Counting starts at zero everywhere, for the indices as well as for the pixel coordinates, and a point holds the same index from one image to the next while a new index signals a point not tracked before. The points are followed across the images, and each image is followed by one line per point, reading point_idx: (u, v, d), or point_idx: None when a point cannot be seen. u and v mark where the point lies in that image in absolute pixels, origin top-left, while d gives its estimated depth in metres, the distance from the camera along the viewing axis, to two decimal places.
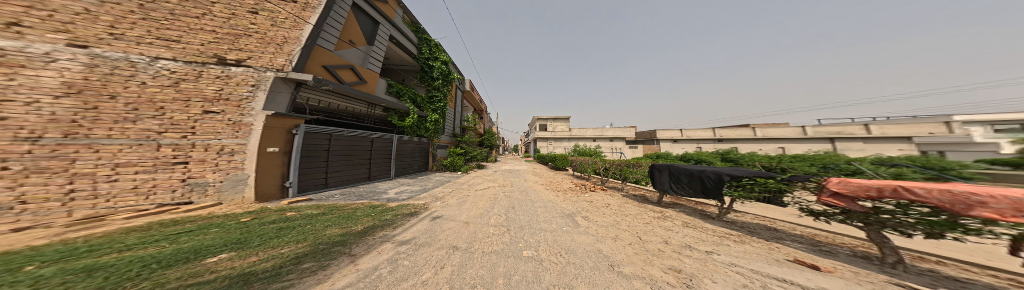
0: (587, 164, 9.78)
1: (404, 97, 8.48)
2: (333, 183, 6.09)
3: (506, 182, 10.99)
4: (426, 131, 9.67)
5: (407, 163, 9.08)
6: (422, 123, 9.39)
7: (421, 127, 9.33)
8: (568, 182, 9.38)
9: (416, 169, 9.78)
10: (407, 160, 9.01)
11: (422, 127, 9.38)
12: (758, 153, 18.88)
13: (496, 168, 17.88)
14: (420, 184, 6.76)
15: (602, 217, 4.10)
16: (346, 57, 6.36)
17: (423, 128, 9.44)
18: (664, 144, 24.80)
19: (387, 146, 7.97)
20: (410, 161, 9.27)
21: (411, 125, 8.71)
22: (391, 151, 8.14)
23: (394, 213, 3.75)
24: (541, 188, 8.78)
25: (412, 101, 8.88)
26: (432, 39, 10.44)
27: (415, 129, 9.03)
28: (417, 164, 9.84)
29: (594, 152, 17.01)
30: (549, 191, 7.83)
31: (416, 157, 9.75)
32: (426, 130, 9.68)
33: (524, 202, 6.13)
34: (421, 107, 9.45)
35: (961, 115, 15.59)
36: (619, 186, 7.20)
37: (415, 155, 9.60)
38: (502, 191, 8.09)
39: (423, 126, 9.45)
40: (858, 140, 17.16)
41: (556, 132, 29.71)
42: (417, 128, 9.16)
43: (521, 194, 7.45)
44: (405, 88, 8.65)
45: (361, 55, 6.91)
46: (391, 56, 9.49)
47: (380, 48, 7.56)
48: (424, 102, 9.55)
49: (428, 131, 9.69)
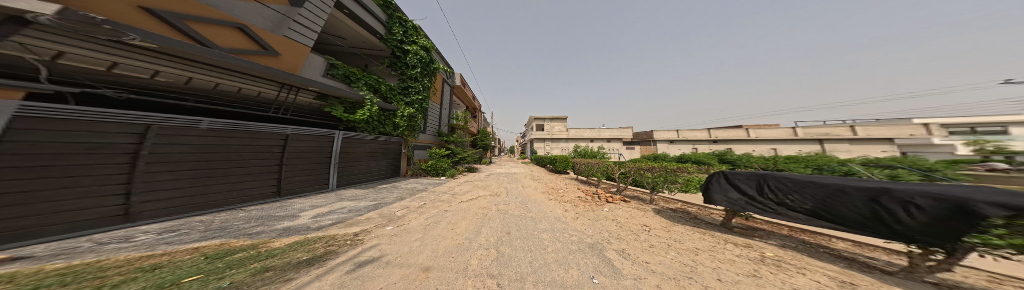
0: (594, 167, 8.35)
1: (362, 83, 6.42)
2: (143, 215, 3.03)
3: (500, 189, 9.28)
4: (395, 129, 7.60)
5: (359, 168, 6.87)
6: (388, 118, 7.30)
7: (386, 123, 7.21)
8: (574, 189, 7.85)
9: (380, 175, 7.69)
10: (359, 163, 6.87)
11: (388, 123, 7.29)
12: (753, 155, 18.85)
13: (488, 171, 16.10)
14: (373, 197, 4.75)
15: (650, 253, 2.54)
16: (223, 6, 3.55)
17: (389, 124, 7.36)
18: (661, 145, 24.53)
19: (314, 145, 5.59)
20: (365, 166, 7.09)
21: (371, 120, 6.60)
22: (324, 152, 5.84)
23: (260, 266, 1.81)
24: (543, 198, 7.13)
25: (373, 89, 6.80)
26: (408, 20, 8.62)
27: (379, 126, 6.93)
28: (381, 168, 7.77)
29: (596, 154, 15.79)
30: (553, 204, 6.21)
31: (380, 160, 7.66)
32: (395, 127, 7.61)
33: (523, 222, 4.47)
34: (389, 99, 7.47)
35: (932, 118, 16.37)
36: (639, 195, 5.79)
37: (377, 157, 7.50)
38: (495, 204, 6.35)
39: (391, 122, 7.41)
40: (844, 141, 17.37)
41: (552, 134, 28.65)
42: (382, 125, 7.08)
43: (517, 208, 5.76)
44: (360, 72, 6.53)
45: (266, 13, 4.26)
46: (351, 34, 7.50)
47: (313, 14, 5.25)
48: (391, 92, 7.49)
49: (398, 128, 7.65)
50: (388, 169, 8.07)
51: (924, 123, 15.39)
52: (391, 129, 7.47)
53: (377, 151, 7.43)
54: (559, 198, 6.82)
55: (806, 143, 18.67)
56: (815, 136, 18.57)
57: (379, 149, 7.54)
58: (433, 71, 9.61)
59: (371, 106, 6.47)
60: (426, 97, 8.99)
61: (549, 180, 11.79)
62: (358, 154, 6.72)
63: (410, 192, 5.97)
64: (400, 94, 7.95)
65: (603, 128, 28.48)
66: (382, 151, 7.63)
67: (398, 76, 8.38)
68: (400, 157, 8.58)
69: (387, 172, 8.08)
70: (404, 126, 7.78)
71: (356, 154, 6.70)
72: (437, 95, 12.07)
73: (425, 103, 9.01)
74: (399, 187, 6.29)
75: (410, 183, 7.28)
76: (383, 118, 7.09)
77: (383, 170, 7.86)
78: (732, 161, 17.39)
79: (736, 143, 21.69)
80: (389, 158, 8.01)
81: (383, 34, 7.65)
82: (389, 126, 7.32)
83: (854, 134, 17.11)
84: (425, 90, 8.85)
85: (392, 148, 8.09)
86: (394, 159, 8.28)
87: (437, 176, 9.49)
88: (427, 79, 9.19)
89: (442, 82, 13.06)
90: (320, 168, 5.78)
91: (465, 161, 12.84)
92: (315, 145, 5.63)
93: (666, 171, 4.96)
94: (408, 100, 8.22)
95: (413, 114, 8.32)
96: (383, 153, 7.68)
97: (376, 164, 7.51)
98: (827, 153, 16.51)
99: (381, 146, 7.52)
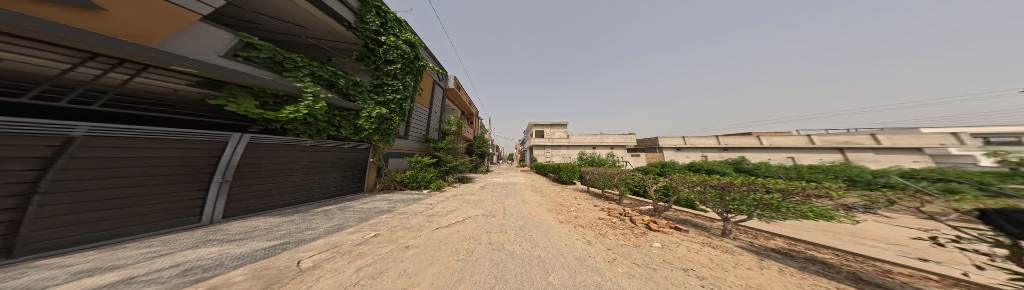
0: (613, 178, 6.69)
1: (304, 73, 4.75)
2: None
3: (495, 206, 7.45)
4: (358, 133, 5.84)
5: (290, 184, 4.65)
6: (346, 119, 5.52)
7: (343, 125, 5.38)
8: (590, 206, 6.14)
9: (335, 191, 5.77)
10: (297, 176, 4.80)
11: (347, 126, 5.48)
12: (770, 163, 17.44)
13: (485, 181, 14.28)
14: (290, 228, 3.01)
15: None
16: None
17: (348, 127, 5.54)
18: (668, 153, 23.18)
19: (178, 154, 3.02)
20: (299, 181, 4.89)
21: (318, 120, 4.73)
22: (202, 166, 3.29)
23: None
24: (552, 221, 5.35)
25: (322, 82, 5.13)
26: (388, 10, 7.56)
27: (331, 129, 5.06)
28: (340, 180, 5.93)
29: (604, 161, 14.12)
30: (569, 233, 4.43)
31: (337, 169, 5.80)
32: (358, 131, 5.87)
33: (525, 271, 2.73)
34: (352, 96, 5.93)
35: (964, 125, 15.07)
36: (687, 220, 4.12)
37: (330, 167, 5.61)
38: (485, 232, 4.52)
39: (353, 123, 5.67)
40: (868, 149, 16.00)
41: (553, 141, 27.35)
42: (336, 127, 5.24)
43: (517, 242, 3.96)
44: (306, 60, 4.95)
45: None
46: (313, 22, 6.23)
47: None
48: (353, 88, 5.94)
49: (362, 132, 5.86)
50: (351, 180, 6.25)
51: (956, 132, 14.16)
52: (351, 134, 5.66)
53: (331, 158, 5.55)
54: (574, 221, 5.06)
55: (825, 151, 17.37)
56: (835, 144, 17.31)
57: (336, 155, 5.70)
58: (415, 68, 8.30)
59: (314, 102, 4.56)
60: (404, 96, 7.48)
61: (554, 193, 9.99)
62: (298, 162, 4.79)
63: (365, 215, 4.22)
64: (367, 91, 6.38)
65: (606, 135, 27.25)
66: (341, 157, 5.86)
67: (370, 71, 6.99)
68: (368, 167, 6.81)
69: (348, 187, 6.24)
70: (371, 129, 6.11)
71: (291, 165, 4.65)
72: (424, 96, 10.66)
73: (403, 103, 7.50)
74: (352, 207, 4.52)
75: (375, 200, 5.49)
76: (339, 119, 5.29)
77: (344, 181, 6.01)
78: (750, 170, 16.00)
79: (748, 151, 20.43)
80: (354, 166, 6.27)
81: (352, 22, 6.36)
82: (348, 129, 5.50)
83: (878, 142, 15.80)
84: (404, 88, 7.49)
85: (358, 155, 6.36)
86: (362, 167, 6.55)
87: (417, 190, 7.71)
88: (406, 77, 7.80)
89: (432, 83, 11.76)
90: (176, 197, 3.02)
91: (456, 171, 11.10)
92: (183, 155, 3.07)
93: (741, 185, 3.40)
94: (380, 100, 6.71)
95: (386, 116, 6.70)
96: (343, 160, 5.90)
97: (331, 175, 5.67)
98: (853, 162, 15.08)
99: (341, 153, 5.79)
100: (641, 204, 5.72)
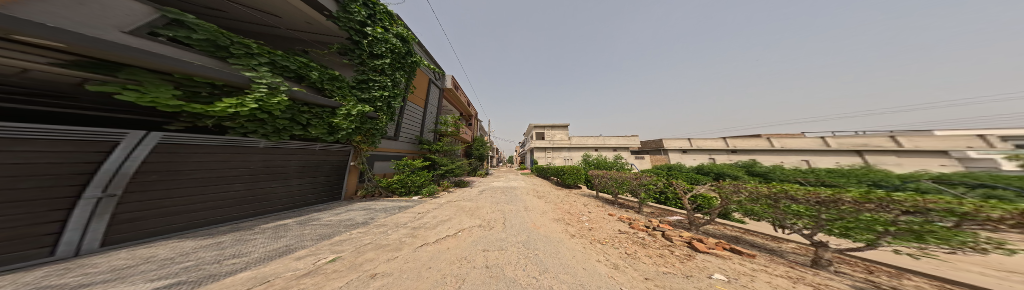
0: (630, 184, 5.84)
1: (261, 62, 3.96)
2: None
3: (494, 215, 6.57)
4: (332, 133, 5.02)
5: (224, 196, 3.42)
6: (317, 117, 4.71)
7: (313, 123, 4.56)
8: (604, 216, 5.29)
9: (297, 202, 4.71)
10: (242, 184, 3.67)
11: (317, 124, 4.66)
12: (783, 167, 16.64)
13: (484, 185, 13.39)
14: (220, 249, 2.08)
15: None
16: None
17: (319, 126, 4.71)
18: (673, 155, 22.40)
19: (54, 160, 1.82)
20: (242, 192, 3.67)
21: (275, 117, 3.88)
22: (69, 176, 1.92)
23: None
24: (561, 235, 4.47)
25: (286, 73, 4.36)
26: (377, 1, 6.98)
27: (294, 128, 4.24)
28: (310, 187, 4.99)
29: (611, 164, 13.26)
30: (585, 252, 3.56)
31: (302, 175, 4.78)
32: (333, 131, 5.05)
33: None
34: (326, 90, 5.18)
35: (995, 128, 14.13)
36: (736, 238, 3.26)
37: (292, 172, 4.55)
38: (480, 252, 3.66)
39: (326, 121, 4.83)
40: (889, 153, 15.09)
41: (555, 143, 26.57)
42: (303, 126, 4.43)
43: (521, 265, 3.08)
44: (264, 49, 4.19)
45: None
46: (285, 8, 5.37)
47: None
48: (329, 82, 5.20)
49: (337, 132, 5.02)
50: (325, 186, 5.37)
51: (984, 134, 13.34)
52: (323, 134, 4.84)
53: (295, 162, 4.56)
54: (588, 235, 4.21)
55: (841, 154, 16.54)
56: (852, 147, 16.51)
57: (303, 158, 4.71)
58: (407, 64, 7.64)
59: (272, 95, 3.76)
60: (393, 94, 6.73)
61: (559, 199, 9.13)
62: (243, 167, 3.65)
63: (332, 231, 3.23)
64: (348, 87, 5.63)
65: (610, 137, 26.55)
66: (313, 161, 4.96)
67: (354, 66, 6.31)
68: (348, 171, 5.94)
69: (319, 196, 5.24)
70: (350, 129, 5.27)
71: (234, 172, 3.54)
72: (418, 96, 9.97)
73: (391, 101, 6.73)
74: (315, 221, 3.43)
75: (350, 210, 4.60)
76: (306, 116, 4.47)
77: (314, 188, 5.10)
78: (764, 174, 15.17)
79: (759, 153, 19.66)
80: (330, 170, 5.41)
81: (334, 12, 5.71)
82: (319, 128, 4.69)
83: (900, 145, 14.96)
84: (392, 84, 6.78)
85: (335, 158, 5.47)
86: (341, 170, 5.70)
87: (406, 196, 6.85)
88: (396, 73, 7.11)
89: (427, 83, 11.10)
90: (2, 226, 1.56)
91: (452, 174, 10.27)
92: (62, 160, 1.88)
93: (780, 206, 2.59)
94: (363, 96, 5.94)
95: (370, 114, 5.91)
96: (314, 164, 4.98)
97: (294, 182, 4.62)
98: (873, 166, 14.26)
99: (313, 155, 4.90)
100: (666, 214, 4.85)
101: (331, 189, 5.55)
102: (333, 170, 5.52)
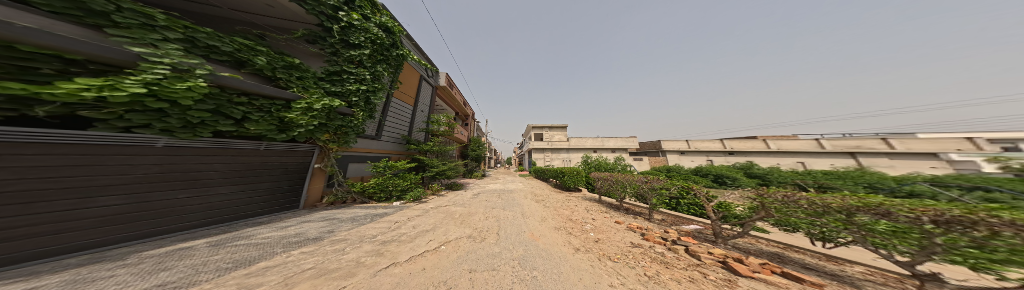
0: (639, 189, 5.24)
1: (168, 38, 2.78)
2: None
3: (488, 224, 5.83)
4: (286, 130, 3.69)
5: (101, 224, 2.00)
6: (261, 111, 3.40)
7: (254, 117, 3.23)
8: (609, 224, 4.66)
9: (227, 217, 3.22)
10: (113, 198, 2.07)
11: (260, 119, 3.33)
12: (780, 169, 16.64)
13: (480, 188, 12.63)
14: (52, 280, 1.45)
15: None
16: None
17: (263, 122, 3.37)
18: (671, 156, 22.29)
19: None
20: (129, 217, 2.20)
21: (187, 107, 2.47)
22: None
23: None
24: (564, 250, 3.79)
25: (215, 57, 3.28)
26: None
27: (222, 123, 2.85)
28: (245, 199, 3.44)
29: (612, 165, 12.78)
30: (592, 272, 2.88)
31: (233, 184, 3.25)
32: (285, 128, 3.72)
33: None
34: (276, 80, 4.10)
35: (982, 131, 14.44)
36: (777, 254, 2.66)
37: (214, 181, 3.01)
38: (465, 273, 2.90)
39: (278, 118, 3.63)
40: (882, 155, 15.23)
41: (553, 143, 26.12)
42: (237, 121, 3.07)
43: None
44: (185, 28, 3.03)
45: None
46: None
47: None
48: (284, 71, 4.19)
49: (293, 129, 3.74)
50: (271, 197, 3.85)
51: (972, 137, 13.58)
52: (269, 131, 3.48)
53: (220, 166, 3.04)
54: (595, 248, 3.57)
55: (836, 156, 16.67)
56: (846, 149, 16.70)
57: (235, 160, 3.22)
58: (392, 57, 6.90)
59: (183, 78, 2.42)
60: (372, 88, 5.95)
61: (559, 203, 8.49)
62: (130, 176, 2.18)
63: (261, 253, 2.47)
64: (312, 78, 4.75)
65: (608, 138, 26.32)
66: (251, 163, 3.45)
67: (325, 56, 5.51)
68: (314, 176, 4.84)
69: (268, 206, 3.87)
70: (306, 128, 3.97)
71: (99, 179, 1.96)
72: (406, 92, 9.19)
73: (370, 95, 5.90)
74: (242, 239, 2.67)
75: (304, 220, 3.75)
76: (245, 109, 3.14)
77: (250, 202, 3.54)
78: (761, 175, 15.14)
79: (755, 155, 19.76)
80: (280, 174, 3.97)
81: None
82: (262, 124, 3.34)
83: (893, 148, 15.16)
84: (371, 77, 6.00)
85: (289, 159, 4.04)
86: (299, 174, 4.32)
87: (385, 202, 6.03)
88: (377, 66, 6.33)
89: (419, 79, 10.30)
90: None
91: (444, 176, 9.46)
92: None
93: (859, 225, 1.92)
94: (334, 89, 5.06)
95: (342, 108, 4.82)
96: (252, 168, 3.48)
97: (220, 195, 3.08)
98: (868, 168, 14.34)
99: (253, 156, 3.44)
100: (681, 223, 4.25)
101: (283, 200, 4.11)
102: (286, 174, 4.07)
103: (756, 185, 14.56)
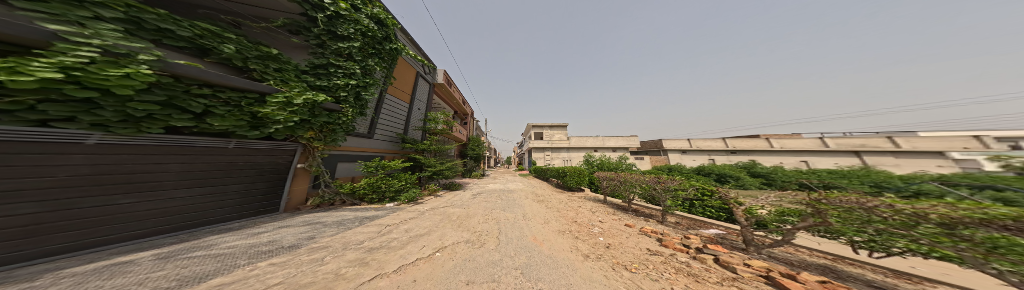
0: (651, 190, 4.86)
1: (102, 17, 2.07)
2: None
3: (487, 227, 5.45)
4: (261, 127, 3.25)
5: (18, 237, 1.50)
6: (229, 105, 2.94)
7: (219, 112, 2.77)
8: (618, 228, 4.28)
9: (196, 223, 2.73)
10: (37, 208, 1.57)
11: (227, 114, 2.86)
12: (783, 168, 16.42)
13: (479, 188, 12.25)
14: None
15: None
16: None
17: (230, 117, 2.90)
18: (673, 155, 22.02)
19: None
20: (52, 231, 1.68)
21: (125, 98, 2.00)
22: None
23: None
24: (572, 257, 3.42)
25: (170, 43, 2.63)
26: None
27: (177, 117, 2.38)
28: (207, 205, 2.88)
29: (615, 165, 12.44)
30: (606, 283, 2.49)
31: (193, 187, 2.72)
32: (260, 125, 3.27)
33: None
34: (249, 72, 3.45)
35: (989, 129, 14.21)
36: (818, 264, 2.32)
37: (168, 185, 2.47)
38: (460, 286, 2.49)
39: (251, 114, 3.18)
40: (887, 153, 15.03)
41: (553, 142, 25.78)
42: (197, 116, 2.60)
43: None
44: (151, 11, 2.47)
45: None
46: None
47: None
48: (261, 62, 3.58)
49: (270, 126, 3.32)
50: (240, 202, 3.29)
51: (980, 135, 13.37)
52: (237, 126, 2.98)
53: (175, 167, 2.51)
54: (607, 256, 3.19)
55: (840, 155, 16.46)
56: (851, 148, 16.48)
57: (194, 160, 2.67)
58: (385, 51, 6.52)
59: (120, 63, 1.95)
60: (364, 83, 5.61)
61: (562, 204, 8.16)
62: (49, 180, 1.66)
63: (216, 268, 2.07)
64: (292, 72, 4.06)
65: (609, 137, 26.02)
66: (214, 164, 2.90)
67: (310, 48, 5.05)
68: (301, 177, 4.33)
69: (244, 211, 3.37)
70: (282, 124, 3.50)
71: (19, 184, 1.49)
72: (402, 89, 8.77)
73: (360, 90, 5.52)
74: (198, 250, 2.28)
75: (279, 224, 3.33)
76: (207, 102, 2.68)
77: (214, 208, 2.96)
78: (765, 175, 14.90)
79: (758, 154, 19.55)
80: (253, 175, 3.44)
81: None
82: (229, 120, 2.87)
83: (899, 146, 14.94)
84: (360, 69, 5.57)
85: (264, 159, 3.53)
86: (277, 175, 3.81)
87: (376, 204, 5.67)
88: (369, 60, 5.94)
89: (415, 76, 9.87)
90: None
91: (441, 176, 9.08)
92: None
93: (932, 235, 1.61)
94: (320, 83, 4.64)
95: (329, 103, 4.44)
96: (217, 169, 2.94)
97: (174, 201, 2.53)
98: (873, 166, 14.12)
99: (218, 156, 2.91)
100: (697, 226, 3.90)
101: (258, 204, 3.56)
102: (259, 175, 3.52)
103: (760, 185, 14.32)
